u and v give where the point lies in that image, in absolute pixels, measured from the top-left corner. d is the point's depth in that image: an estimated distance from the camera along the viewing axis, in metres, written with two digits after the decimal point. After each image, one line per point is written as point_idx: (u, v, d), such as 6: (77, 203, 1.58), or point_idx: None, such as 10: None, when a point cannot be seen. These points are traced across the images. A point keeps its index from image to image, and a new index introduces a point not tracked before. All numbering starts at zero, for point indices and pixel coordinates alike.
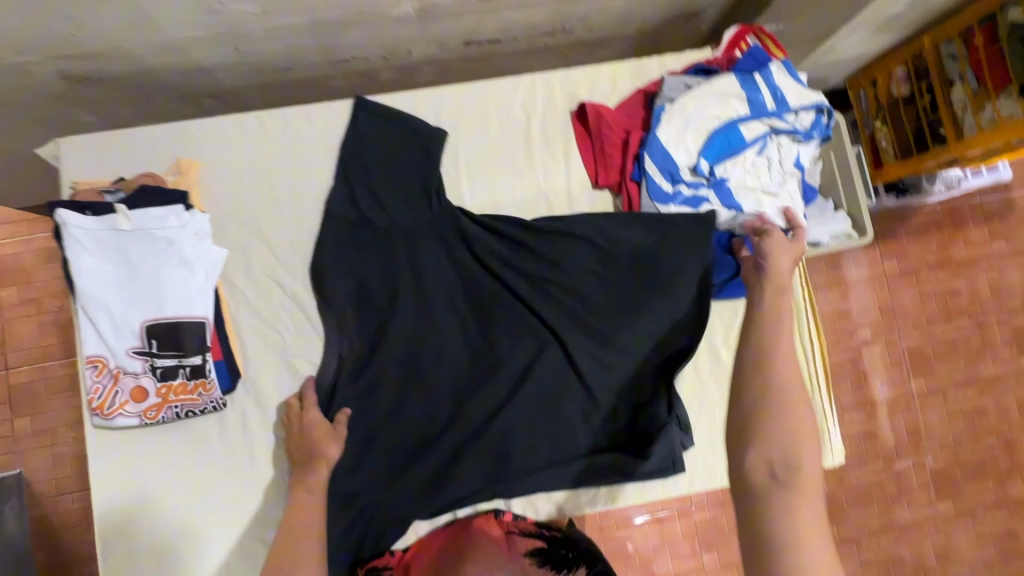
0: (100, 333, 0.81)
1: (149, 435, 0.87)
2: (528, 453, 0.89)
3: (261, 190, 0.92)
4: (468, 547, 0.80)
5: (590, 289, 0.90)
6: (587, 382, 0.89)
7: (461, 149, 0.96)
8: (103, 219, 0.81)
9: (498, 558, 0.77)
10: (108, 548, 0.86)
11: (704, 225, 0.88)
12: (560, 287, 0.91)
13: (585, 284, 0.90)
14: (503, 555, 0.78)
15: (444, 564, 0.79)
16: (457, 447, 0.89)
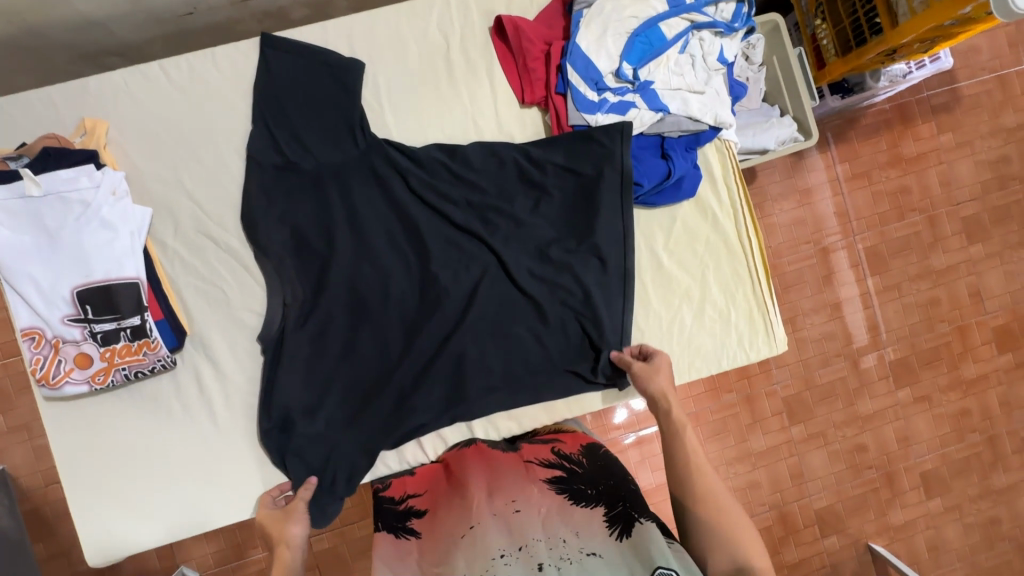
0: (31, 304, 0.80)
1: (103, 401, 0.87)
2: (483, 376, 0.91)
3: (178, 142, 0.89)
4: (490, 484, 0.87)
5: (524, 210, 0.92)
6: (532, 301, 0.91)
7: (381, 80, 0.93)
8: (10, 187, 0.78)
9: (516, 486, 0.86)
10: (84, 518, 0.87)
11: (616, 135, 0.87)
12: (497, 211, 0.91)
13: (519, 206, 0.92)
14: (525, 485, 0.85)
15: (470, 492, 0.87)
16: (413, 378, 0.90)
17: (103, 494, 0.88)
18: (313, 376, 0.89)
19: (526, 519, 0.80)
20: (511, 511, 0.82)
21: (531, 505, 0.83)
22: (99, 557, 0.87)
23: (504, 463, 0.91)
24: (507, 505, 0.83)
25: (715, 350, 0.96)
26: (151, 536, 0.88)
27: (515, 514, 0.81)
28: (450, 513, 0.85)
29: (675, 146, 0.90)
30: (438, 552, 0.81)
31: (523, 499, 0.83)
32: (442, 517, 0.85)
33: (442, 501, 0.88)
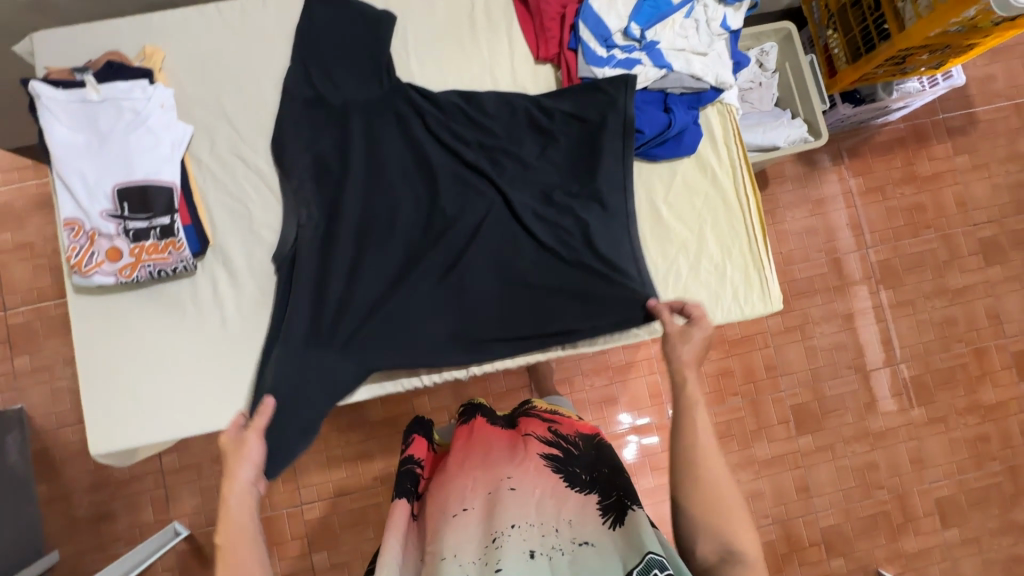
0: (75, 197, 0.88)
1: (125, 299, 0.93)
2: (478, 308, 0.95)
3: (223, 73, 0.98)
4: (487, 457, 0.99)
5: (531, 155, 0.98)
6: (533, 236, 0.95)
7: (410, 32, 1.02)
8: (74, 92, 0.88)
9: (509, 464, 0.95)
10: (95, 408, 0.92)
11: (620, 85, 0.93)
12: (505, 152, 0.97)
13: (526, 150, 0.98)
14: (518, 465, 0.95)
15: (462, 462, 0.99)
16: (410, 305, 0.94)
17: (114, 389, 0.93)
18: (317, 292, 0.93)
19: (517, 495, 0.89)
20: (505, 488, 0.90)
21: (525, 482, 0.91)
22: (103, 449, 0.92)
23: (503, 443, 1.03)
24: (501, 483, 0.92)
25: (709, 303, 0.98)
26: (153, 432, 0.92)
27: (509, 491, 0.90)
28: (447, 488, 0.94)
29: (677, 102, 0.96)
30: (435, 523, 0.91)
31: (516, 475, 0.92)
32: (439, 492, 0.95)
33: (441, 478, 0.98)
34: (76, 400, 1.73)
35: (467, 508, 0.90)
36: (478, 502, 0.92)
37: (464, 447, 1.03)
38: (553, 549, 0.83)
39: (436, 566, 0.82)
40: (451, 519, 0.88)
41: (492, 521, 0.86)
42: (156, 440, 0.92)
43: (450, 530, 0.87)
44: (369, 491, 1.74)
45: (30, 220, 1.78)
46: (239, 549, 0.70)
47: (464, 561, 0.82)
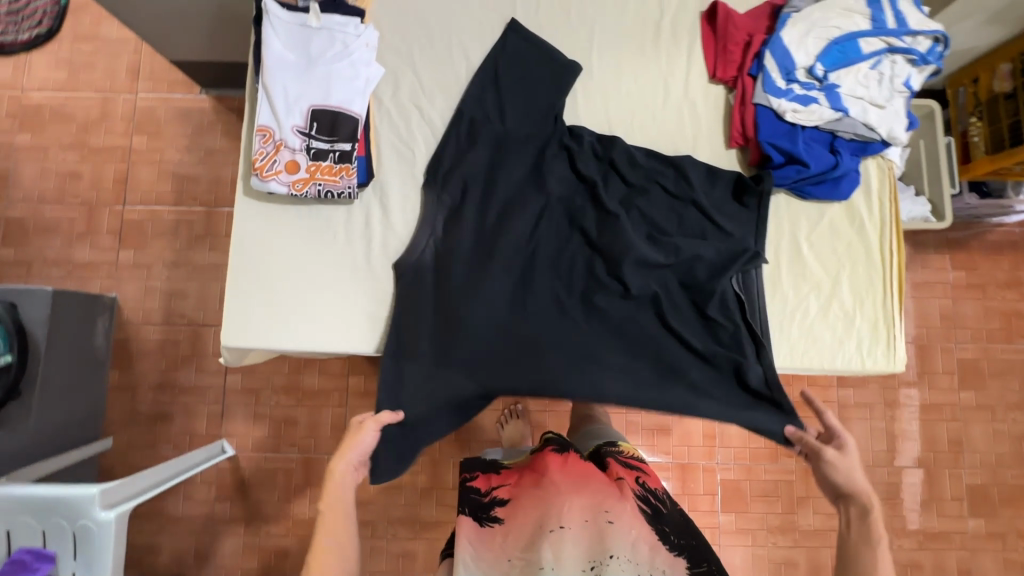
0: (273, 107, 0.95)
1: (287, 210, 0.99)
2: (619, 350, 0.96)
3: (421, 28, 1.05)
4: (582, 485, 0.98)
5: (663, 205, 0.99)
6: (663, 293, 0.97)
7: (597, 27, 1.06)
8: (297, 15, 0.96)
9: (609, 497, 0.96)
10: (236, 304, 0.98)
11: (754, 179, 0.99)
12: (642, 194, 1.00)
13: (661, 198, 1.00)
14: (617, 501, 0.96)
15: (553, 486, 0.98)
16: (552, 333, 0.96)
17: (257, 289, 0.98)
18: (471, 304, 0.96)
19: (617, 531, 0.91)
20: (603, 520, 0.92)
21: (623, 518, 0.93)
22: (233, 342, 0.97)
23: (594, 474, 1.02)
24: (599, 514, 0.93)
25: (831, 346, 0.98)
26: (283, 339, 0.97)
27: (608, 523, 0.92)
28: (542, 504, 0.96)
29: (844, 146, 0.98)
30: (527, 534, 0.93)
31: (615, 510, 0.94)
32: (534, 505, 0.96)
33: (532, 491, 0.99)
34: (164, 302, 1.82)
35: (564, 527, 0.91)
36: (575, 523, 0.92)
37: (557, 470, 1.01)
38: None
39: None
40: (550, 534, 0.91)
41: (591, 548, 0.89)
42: (283, 346, 0.97)
43: (547, 544, 0.89)
44: (409, 459, 1.76)
45: (167, 129, 1.90)
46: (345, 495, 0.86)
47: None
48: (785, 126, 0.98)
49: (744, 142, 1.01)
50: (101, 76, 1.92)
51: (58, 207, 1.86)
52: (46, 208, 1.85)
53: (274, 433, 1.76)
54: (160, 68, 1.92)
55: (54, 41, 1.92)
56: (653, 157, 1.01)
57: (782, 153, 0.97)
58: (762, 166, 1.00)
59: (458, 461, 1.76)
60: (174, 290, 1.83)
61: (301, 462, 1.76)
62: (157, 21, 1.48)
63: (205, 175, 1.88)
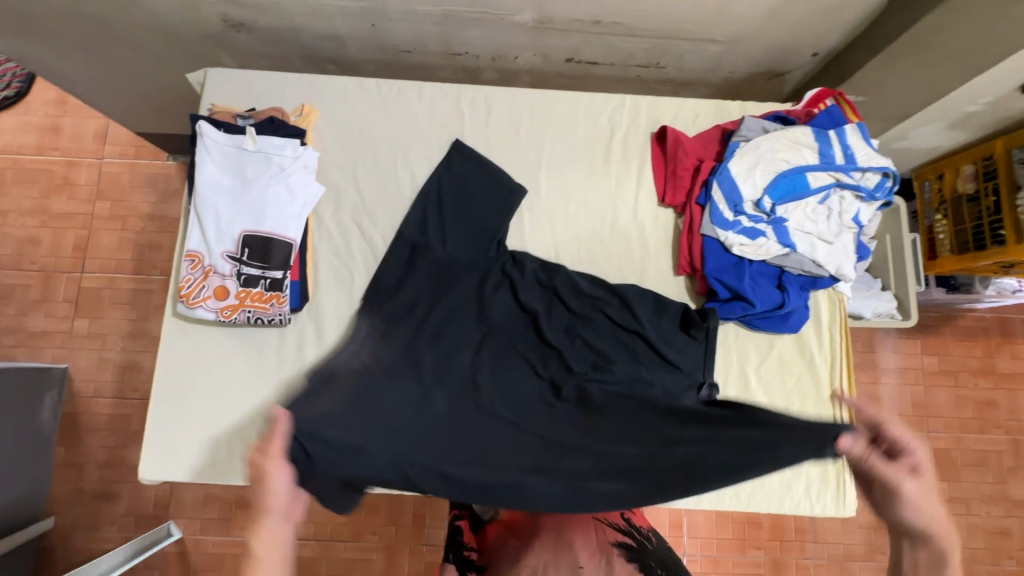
0: (204, 232, 0.92)
1: (218, 333, 0.96)
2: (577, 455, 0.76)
3: (366, 144, 1.03)
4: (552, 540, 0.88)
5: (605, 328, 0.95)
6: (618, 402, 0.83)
7: (545, 147, 1.05)
8: (233, 137, 0.93)
9: (580, 540, 0.87)
10: (157, 432, 0.93)
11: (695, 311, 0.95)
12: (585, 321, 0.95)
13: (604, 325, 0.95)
14: (588, 542, 0.87)
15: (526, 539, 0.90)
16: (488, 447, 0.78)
17: (181, 418, 0.94)
18: (393, 413, 0.80)
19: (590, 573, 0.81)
20: (576, 564, 0.82)
21: (595, 563, 0.83)
22: (153, 474, 0.92)
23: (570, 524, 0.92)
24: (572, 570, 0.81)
25: (780, 488, 0.94)
26: (205, 471, 0.93)
27: (578, 570, 0.81)
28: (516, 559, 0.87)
29: (792, 281, 0.96)
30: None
31: (589, 563, 0.82)
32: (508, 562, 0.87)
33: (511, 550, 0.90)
34: (117, 374, 1.77)
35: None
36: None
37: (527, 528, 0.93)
38: None
39: None
40: None
41: None
42: (205, 479, 0.92)
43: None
44: (365, 545, 1.69)
45: (132, 195, 1.88)
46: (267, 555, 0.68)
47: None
48: (732, 258, 0.96)
49: (691, 271, 0.99)
50: (67, 140, 1.89)
51: (13, 273, 1.82)
52: (1, 273, 1.81)
53: (224, 515, 1.69)
54: (128, 134, 1.91)
55: (22, 104, 1.90)
56: (596, 284, 0.97)
57: (728, 288, 0.95)
58: (709, 298, 0.98)
59: (415, 547, 1.69)
60: (128, 362, 1.77)
61: (251, 546, 1.68)
62: (117, 104, 1.47)
63: (167, 243, 1.85)
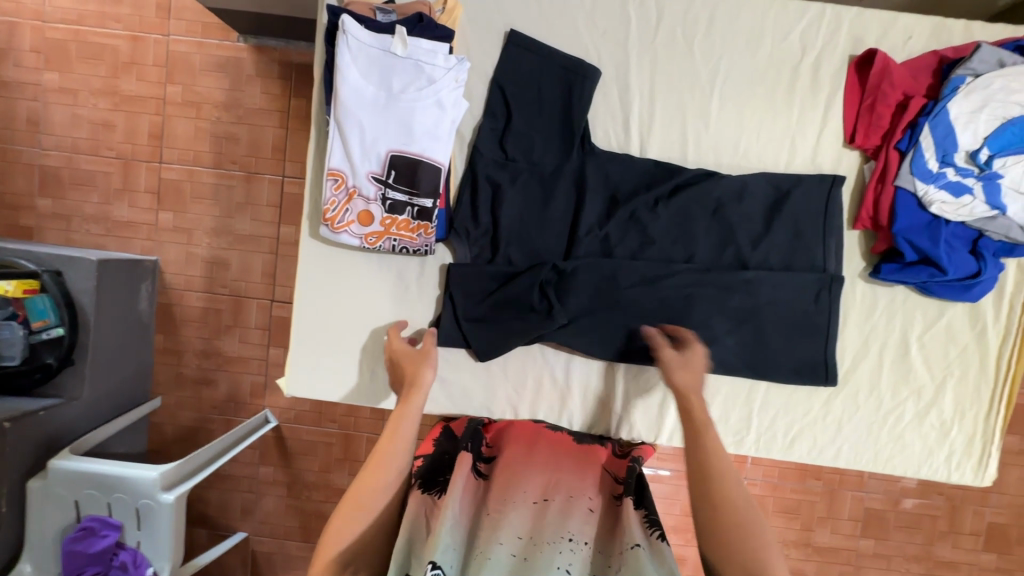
0: (347, 150, 0.84)
1: (355, 256, 0.92)
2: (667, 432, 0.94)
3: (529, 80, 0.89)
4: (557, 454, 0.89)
5: (720, 341, 0.91)
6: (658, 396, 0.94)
7: (723, 63, 0.90)
8: (380, 39, 0.81)
9: (585, 480, 0.85)
10: (300, 353, 0.94)
11: (795, 341, 0.91)
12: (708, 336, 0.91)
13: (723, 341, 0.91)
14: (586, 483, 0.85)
15: (542, 449, 0.90)
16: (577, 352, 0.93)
17: (325, 342, 0.94)
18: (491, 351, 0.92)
19: (579, 515, 0.79)
20: (579, 504, 0.81)
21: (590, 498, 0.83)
22: (298, 390, 0.94)
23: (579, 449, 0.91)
24: (574, 495, 0.82)
25: (920, 455, 0.93)
26: (349, 394, 0.94)
27: (582, 507, 0.81)
28: (518, 466, 0.87)
29: (988, 247, 0.86)
30: (501, 491, 0.83)
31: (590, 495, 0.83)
32: (512, 469, 0.86)
33: (520, 452, 0.89)
34: (206, 270, 1.78)
35: (541, 499, 0.81)
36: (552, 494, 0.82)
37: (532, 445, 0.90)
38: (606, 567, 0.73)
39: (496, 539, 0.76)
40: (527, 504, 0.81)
41: (557, 521, 0.78)
42: (346, 401, 0.94)
43: (516, 513, 0.79)
44: None
45: (202, 80, 1.74)
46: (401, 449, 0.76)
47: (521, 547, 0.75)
48: (927, 216, 0.86)
49: (872, 226, 0.89)
50: (130, 11, 1.72)
51: (92, 158, 1.76)
52: (81, 159, 1.77)
53: (315, 407, 1.80)
54: (194, 7, 1.72)
55: None
56: None
57: (917, 251, 0.85)
58: (888, 258, 0.89)
59: None
60: (218, 259, 1.78)
61: (340, 437, 1.81)
62: None
63: (246, 136, 1.75)
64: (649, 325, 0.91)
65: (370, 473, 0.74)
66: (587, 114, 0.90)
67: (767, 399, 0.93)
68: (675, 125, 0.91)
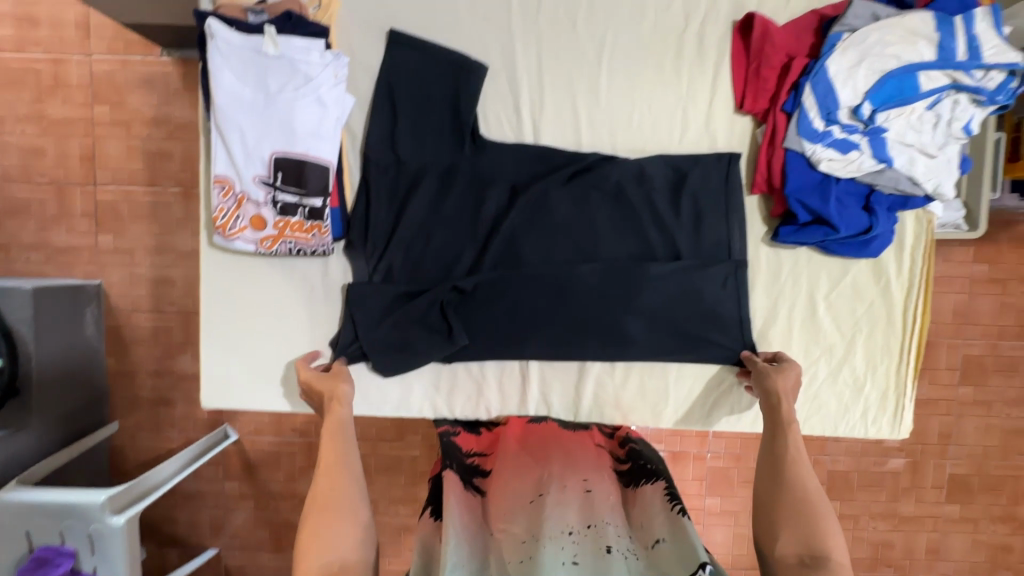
0: (230, 156, 0.83)
1: (257, 262, 0.91)
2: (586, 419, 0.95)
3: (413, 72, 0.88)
4: (545, 451, 0.96)
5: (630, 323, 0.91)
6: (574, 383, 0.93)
7: (608, 40, 0.89)
8: (251, 40, 0.80)
9: (589, 467, 0.92)
10: (212, 362, 0.93)
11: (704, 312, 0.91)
12: (619, 321, 0.91)
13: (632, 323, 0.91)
14: (596, 470, 0.92)
15: (532, 447, 0.97)
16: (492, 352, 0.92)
17: (235, 349, 0.93)
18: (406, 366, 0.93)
19: (597, 497, 0.86)
20: (582, 489, 0.87)
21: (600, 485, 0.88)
22: (213, 401, 0.94)
23: (568, 443, 0.99)
24: (578, 483, 0.88)
25: (835, 413, 0.94)
26: (266, 400, 0.94)
27: (585, 491, 0.87)
28: (514, 468, 0.92)
29: (881, 202, 0.86)
30: (506, 497, 0.88)
31: (593, 479, 0.89)
32: (515, 471, 0.92)
33: (514, 456, 0.95)
34: (151, 289, 1.75)
35: (543, 494, 0.86)
36: (553, 488, 0.87)
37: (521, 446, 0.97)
38: (627, 552, 0.77)
39: (512, 547, 0.79)
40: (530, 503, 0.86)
41: (566, 513, 0.82)
42: (263, 408, 0.93)
43: (528, 515, 0.84)
44: None
45: (130, 98, 1.71)
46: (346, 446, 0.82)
47: (538, 542, 0.78)
48: (818, 175, 0.86)
49: (768, 190, 0.89)
50: (49, 34, 1.68)
51: (26, 186, 1.74)
52: (15, 188, 1.74)
53: (275, 418, 1.79)
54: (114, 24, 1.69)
55: None
56: (573, 340, 0.91)
57: (809, 212, 0.86)
58: (785, 221, 0.89)
59: None
60: (161, 277, 1.75)
61: (302, 446, 1.79)
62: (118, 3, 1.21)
63: (179, 152, 1.72)
64: (559, 316, 0.91)
65: (324, 473, 0.78)
66: (476, 106, 0.89)
67: (682, 370, 0.93)
68: (566, 106, 0.90)
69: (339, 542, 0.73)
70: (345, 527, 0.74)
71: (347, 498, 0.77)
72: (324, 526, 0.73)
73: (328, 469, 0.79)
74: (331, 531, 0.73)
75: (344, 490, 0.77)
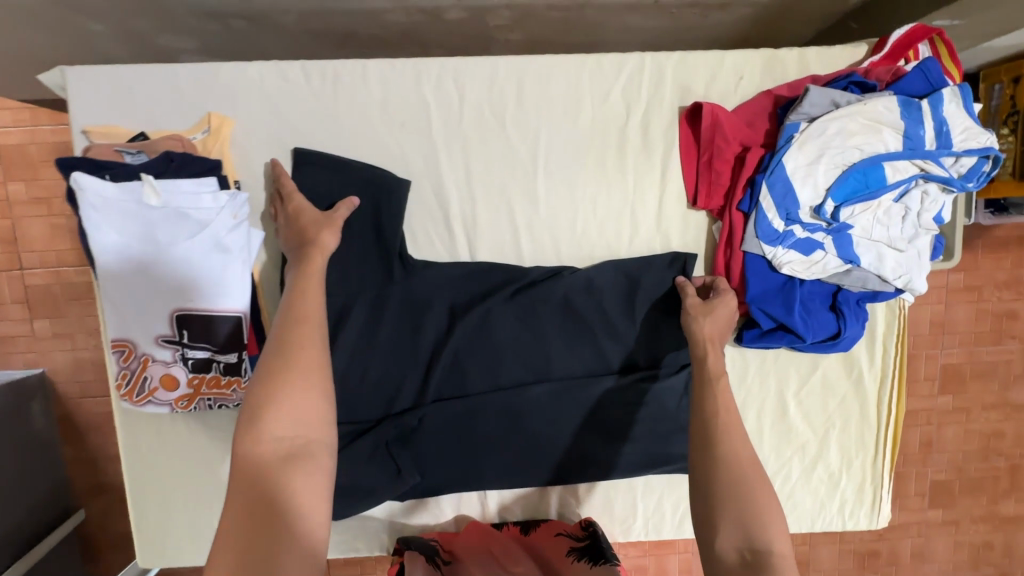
0: (125, 317, 0.74)
1: (177, 417, 0.82)
2: None
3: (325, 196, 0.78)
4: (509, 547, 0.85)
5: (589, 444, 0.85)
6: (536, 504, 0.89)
7: (542, 138, 0.80)
8: (127, 189, 0.70)
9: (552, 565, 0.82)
10: (143, 525, 0.85)
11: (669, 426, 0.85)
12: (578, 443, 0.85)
13: (592, 444, 0.85)
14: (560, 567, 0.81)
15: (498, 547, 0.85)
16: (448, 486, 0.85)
17: (166, 508, 0.85)
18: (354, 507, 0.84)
19: None
20: None
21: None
22: (152, 560, 0.86)
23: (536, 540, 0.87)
24: None
25: (813, 510, 0.90)
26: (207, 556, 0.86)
27: None
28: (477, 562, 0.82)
29: (849, 300, 0.80)
30: None
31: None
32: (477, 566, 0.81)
33: (476, 551, 0.84)
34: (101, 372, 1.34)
35: None
36: None
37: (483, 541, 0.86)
38: None
39: None
40: None
41: None
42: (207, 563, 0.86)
43: None
44: None
45: (48, 173, 1.31)
46: (314, 289, 0.66)
47: None
48: (780, 277, 0.79)
49: None
50: None
51: None
52: None
53: None
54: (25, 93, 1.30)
55: None
56: (532, 465, 0.85)
57: (773, 319, 0.79)
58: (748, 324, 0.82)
59: None
60: None
61: None
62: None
63: None
64: (515, 443, 0.84)
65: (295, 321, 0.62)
66: (401, 226, 0.80)
67: (650, 483, 0.89)
68: (503, 216, 0.81)
69: (298, 404, 0.56)
70: (311, 372, 0.58)
71: (313, 357, 0.60)
72: (285, 380, 0.57)
73: (306, 310, 0.63)
74: (283, 401, 0.56)
75: (310, 342, 0.61)
